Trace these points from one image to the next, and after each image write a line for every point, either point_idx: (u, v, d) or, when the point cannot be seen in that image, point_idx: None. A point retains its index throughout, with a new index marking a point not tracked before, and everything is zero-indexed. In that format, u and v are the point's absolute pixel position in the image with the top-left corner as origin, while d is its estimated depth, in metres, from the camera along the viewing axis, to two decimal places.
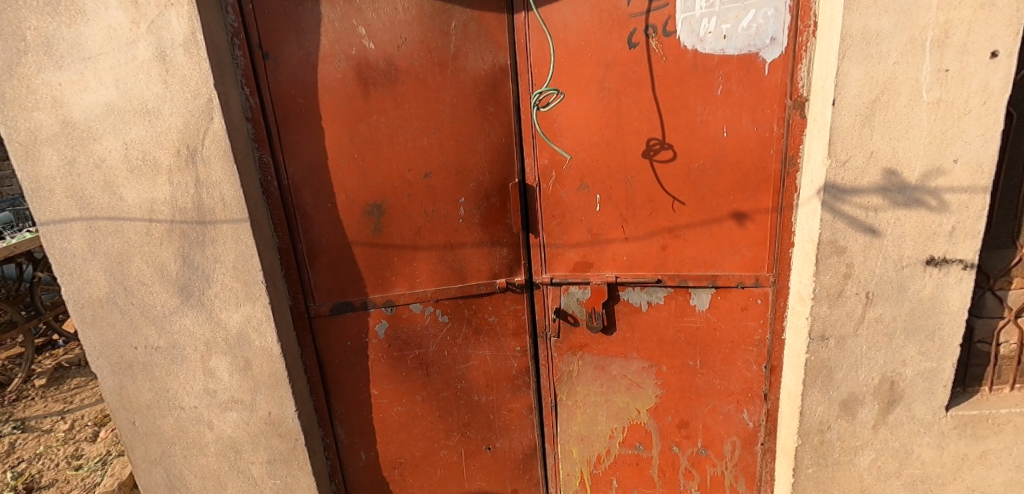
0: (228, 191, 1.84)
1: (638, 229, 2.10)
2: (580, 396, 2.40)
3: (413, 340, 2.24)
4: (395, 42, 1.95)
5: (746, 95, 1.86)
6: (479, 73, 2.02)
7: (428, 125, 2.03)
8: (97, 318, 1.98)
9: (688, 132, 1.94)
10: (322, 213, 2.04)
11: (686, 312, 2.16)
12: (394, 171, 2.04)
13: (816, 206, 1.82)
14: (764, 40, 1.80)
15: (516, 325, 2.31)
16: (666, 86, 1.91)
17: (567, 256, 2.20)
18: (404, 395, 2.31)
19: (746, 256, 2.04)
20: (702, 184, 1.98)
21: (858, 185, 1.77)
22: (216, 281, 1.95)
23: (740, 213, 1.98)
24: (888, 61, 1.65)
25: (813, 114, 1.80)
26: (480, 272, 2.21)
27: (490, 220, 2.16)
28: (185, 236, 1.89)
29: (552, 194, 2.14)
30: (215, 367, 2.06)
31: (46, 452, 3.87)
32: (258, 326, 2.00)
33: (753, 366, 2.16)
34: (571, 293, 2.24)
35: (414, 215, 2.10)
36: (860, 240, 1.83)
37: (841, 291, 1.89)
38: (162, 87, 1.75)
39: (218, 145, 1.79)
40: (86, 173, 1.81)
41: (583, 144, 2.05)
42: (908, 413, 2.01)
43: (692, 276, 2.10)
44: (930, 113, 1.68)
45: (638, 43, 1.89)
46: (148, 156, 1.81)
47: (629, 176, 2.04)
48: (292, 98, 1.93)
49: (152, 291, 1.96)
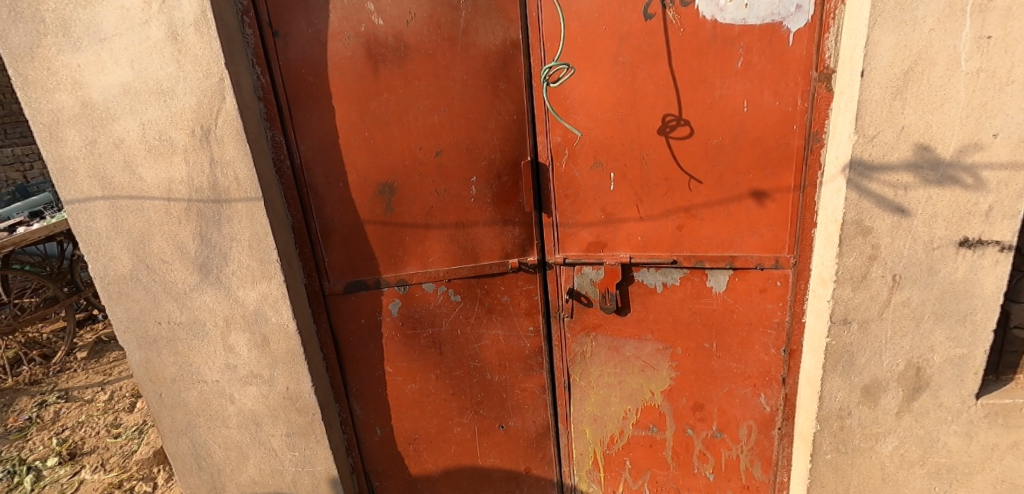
0: (242, 170, 1.86)
1: (653, 208, 2.04)
2: (593, 377, 2.39)
3: (425, 319, 2.25)
4: (404, 17, 1.91)
5: (768, 67, 1.77)
6: (490, 48, 1.97)
7: (438, 103, 2.00)
8: (123, 295, 2.06)
9: (706, 107, 1.86)
10: (334, 192, 2.05)
11: (702, 294, 2.12)
12: (405, 149, 2.03)
13: (840, 184, 1.73)
14: (789, 8, 1.70)
15: (529, 305, 2.30)
16: (683, 58, 1.83)
17: (580, 236, 2.17)
18: (418, 373, 2.34)
19: (766, 237, 1.96)
20: (720, 162, 1.91)
21: (886, 162, 1.68)
22: (233, 260, 1.99)
23: (760, 192, 1.91)
24: (923, 28, 1.54)
25: (840, 86, 1.70)
26: (492, 252, 2.20)
27: (502, 199, 2.13)
28: (202, 215, 1.93)
29: (565, 172, 2.10)
30: (234, 343, 2.12)
31: (88, 420, 4.09)
32: (274, 303, 2.04)
33: (771, 350, 2.11)
34: (584, 273, 2.22)
35: (425, 194, 2.09)
36: (887, 220, 1.74)
37: (865, 274, 1.82)
38: (175, 67, 1.77)
39: (231, 124, 1.81)
40: (106, 153, 1.86)
41: (596, 121, 1.99)
42: (934, 401, 1.94)
43: (708, 257, 2.04)
44: (968, 84, 1.57)
45: (654, 14, 1.81)
46: (164, 136, 1.84)
47: (644, 153, 1.98)
48: (302, 76, 1.92)
49: (173, 269, 2.01)
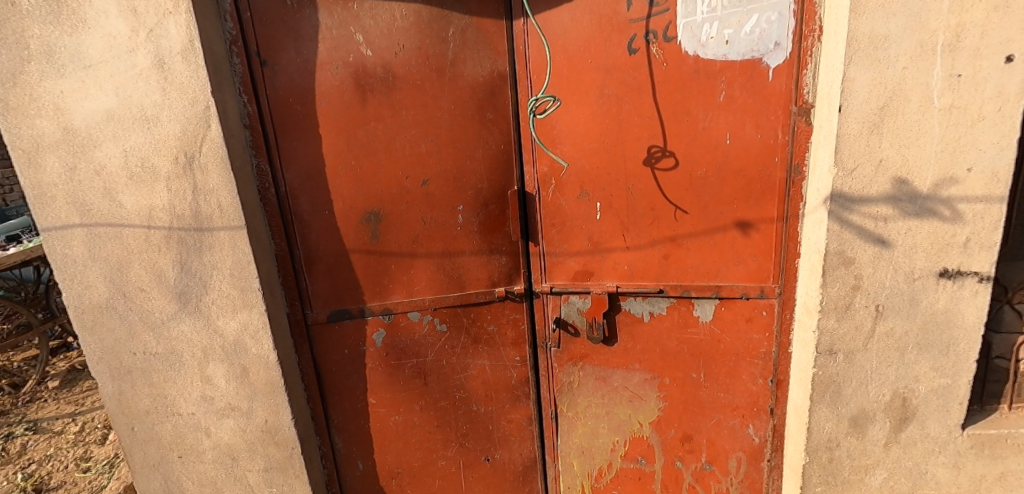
0: (225, 198, 1.84)
1: (639, 237, 2.05)
2: (581, 407, 2.35)
3: (410, 349, 2.21)
4: (393, 49, 1.94)
5: (749, 101, 1.79)
6: (477, 79, 2.00)
7: (425, 132, 2.01)
8: (98, 324, 2.00)
9: (690, 139, 1.89)
10: (319, 220, 2.03)
11: (689, 324, 2.11)
12: (392, 177, 2.03)
13: (822, 216, 1.76)
14: (768, 45, 1.73)
15: (515, 335, 2.28)
16: (666, 92, 1.86)
17: (567, 265, 2.17)
18: (402, 404, 2.28)
19: (750, 266, 1.98)
20: (705, 192, 1.93)
21: (866, 194, 1.71)
22: (213, 288, 1.95)
23: (745, 222, 1.93)
24: (897, 67, 1.59)
25: (819, 120, 1.73)
26: (479, 281, 2.18)
27: (489, 228, 2.13)
28: (183, 243, 1.90)
29: (552, 201, 2.11)
30: (212, 374, 2.06)
31: (56, 454, 3.92)
32: (254, 333, 1.99)
33: (759, 380, 2.10)
34: (571, 302, 2.21)
35: (412, 222, 2.08)
36: (869, 251, 1.77)
37: (849, 304, 1.83)
38: (160, 94, 1.76)
39: (215, 152, 1.80)
40: (87, 179, 1.83)
41: (582, 151, 2.01)
42: (921, 431, 1.94)
43: (695, 287, 2.05)
44: (942, 120, 1.62)
45: (638, 49, 1.85)
46: (146, 163, 1.82)
47: (630, 184, 2.00)
48: (289, 104, 1.92)
49: (151, 297, 1.96)
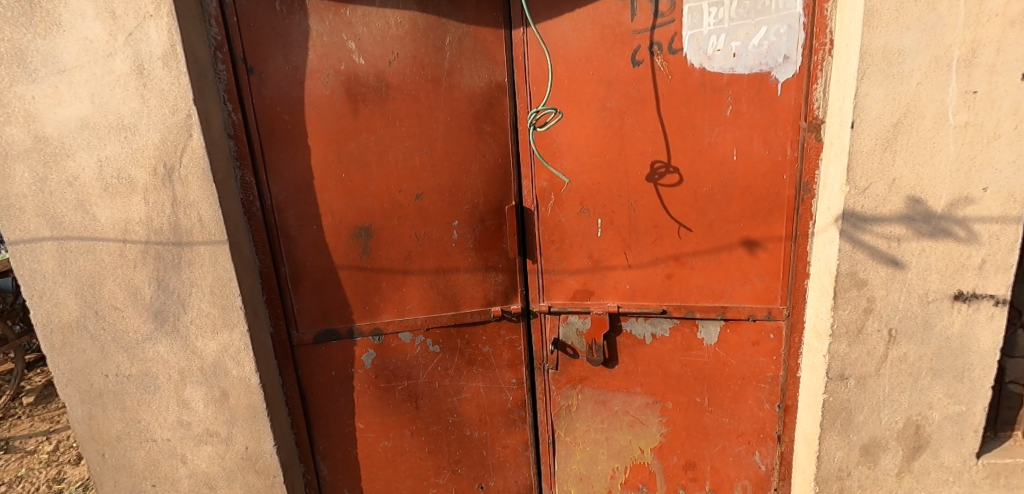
0: (206, 211, 1.74)
1: (641, 255, 1.97)
2: (579, 432, 2.25)
3: (401, 371, 2.10)
4: (387, 57, 1.86)
5: (757, 116, 1.73)
6: (474, 90, 1.93)
7: (419, 144, 1.93)
8: (67, 344, 1.87)
9: (696, 154, 1.82)
10: (306, 235, 1.93)
11: (693, 346, 2.03)
12: (384, 191, 1.94)
13: (834, 235, 1.69)
14: (777, 58, 1.67)
15: (511, 356, 2.18)
16: (671, 105, 1.79)
17: (566, 284, 2.08)
18: (392, 429, 2.16)
19: (757, 287, 1.90)
20: (711, 210, 1.86)
21: (879, 213, 1.64)
22: (192, 307, 1.84)
23: (752, 240, 1.85)
24: (911, 82, 1.53)
25: (830, 136, 1.67)
26: (474, 299, 2.08)
27: (485, 244, 2.04)
28: (160, 258, 1.79)
29: (551, 217, 2.02)
30: (189, 398, 1.94)
31: (27, 475, 3.73)
32: (235, 355, 1.88)
33: (766, 405, 2.01)
34: (570, 323, 2.11)
35: (404, 237, 1.98)
36: (882, 273, 1.70)
37: (861, 328, 1.75)
38: (139, 102, 1.66)
39: (197, 163, 1.70)
40: (58, 191, 1.72)
41: (583, 166, 1.94)
42: (935, 460, 1.86)
43: (699, 308, 1.96)
44: (957, 137, 1.56)
45: (642, 61, 1.78)
46: (123, 174, 1.72)
47: (632, 200, 1.92)
48: (276, 114, 1.83)
49: (125, 316, 1.85)
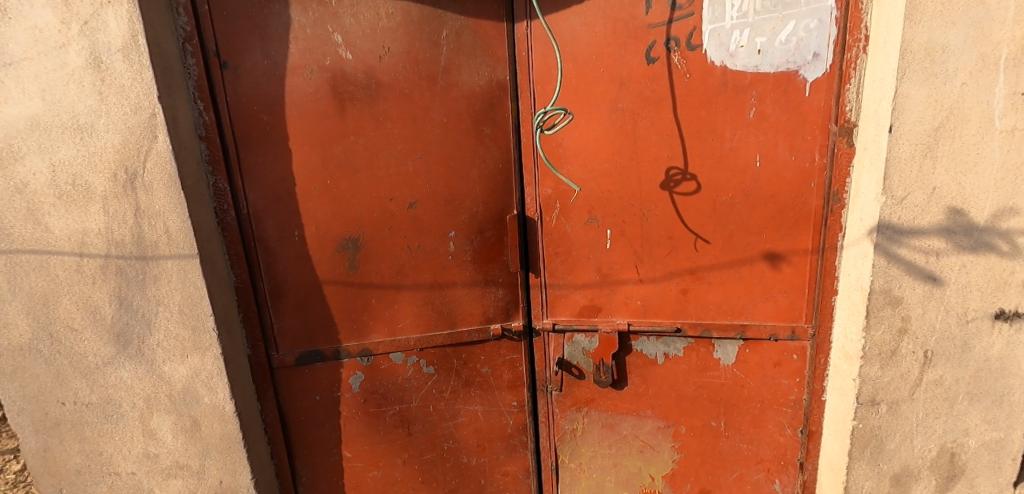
0: (174, 222, 1.56)
1: (654, 269, 1.82)
2: (585, 458, 2.09)
3: (393, 394, 1.93)
4: (377, 52, 1.69)
5: (783, 119, 1.59)
6: (473, 89, 1.76)
7: (413, 148, 1.76)
8: (17, 370, 1.64)
9: (715, 160, 1.67)
10: (288, 248, 1.75)
11: (709, 367, 1.88)
12: (374, 199, 1.77)
13: (867, 249, 1.55)
14: (806, 56, 1.53)
15: (512, 378, 2.01)
16: (690, 106, 1.64)
17: (572, 299, 1.92)
18: (382, 458, 1.98)
19: (780, 304, 1.75)
20: (731, 221, 1.71)
21: (917, 225, 1.50)
22: (158, 328, 1.65)
23: (775, 254, 1.71)
24: (955, 83, 1.39)
25: (864, 141, 1.53)
26: (472, 316, 1.92)
27: (485, 257, 1.88)
28: (122, 274, 1.60)
29: (556, 228, 1.87)
30: (156, 427, 1.74)
31: None
32: (208, 381, 1.69)
33: (787, 430, 1.87)
34: (576, 341, 1.95)
35: (396, 250, 1.81)
36: (918, 290, 1.56)
37: (895, 350, 1.61)
38: (96, 99, 1.48)
39: (163, 168, 1.52)
40: (4, 197, 1.50)
41: (591, 173, 1.78)
42: (970, 490, 1.72)
43: (717, 326, 1.82)
44: (1003, 143, 1.42)
45: (657, 57, 1.64)
46: (79, 181, 1.52)
47: (646, 209, 1.77)
48: (253, 113, 1.65)
49: (83, 338, 1.64)
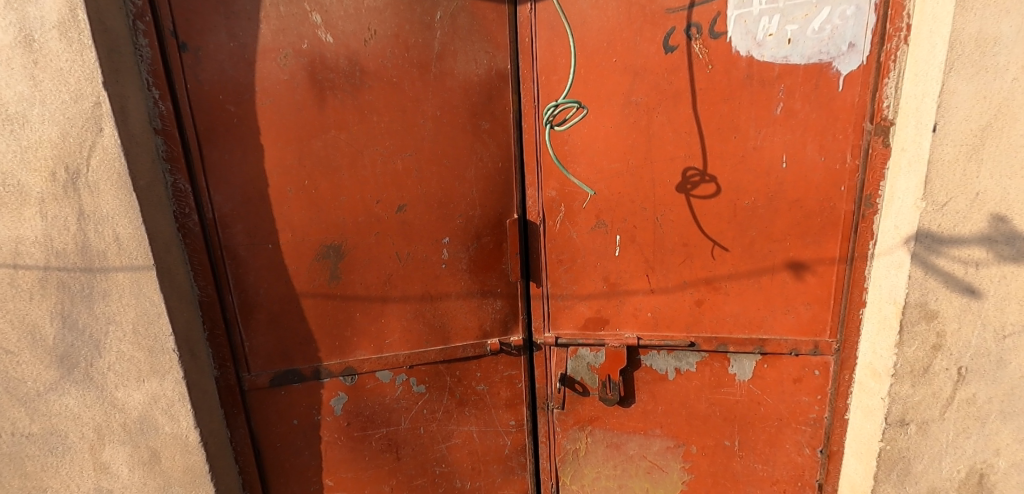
0: (125, 229, 1.35)
1: (666, 279, 1.67)
2: (587, 479, 1.93)
3: (379, 416, 1.75)
4: (362, 35, 1.50)
5: (813, 116, 1.45)
6: (470, 78, 1.58)
7: (402, 144, 1.57)
8: None
9: (737, 161, 1.53)
10: (260, 257, 1.55)
11: (723, 383, 1.73)
12: (358, 201, 1.57)
13: (902, 259, 1.40)
14: (840, 46, 1.40)
15: (511, 396, 1.85)
16: (710, 101, 1.50)
17: (577, 311, 1.76)
18: (368, 485, 1.80)
19: (803, 317, 1.62)
20: (752, 227, 1.57)
21: (957, 234, 1.33)
22: (110, 349, 1.44)
23: (799, 263, 1.57)
24: (1006, 78, 1.23)
25: (901, 141, 1.39)
26: (467, 330, 1.74)
27: (482, 265, 1.71)
28: (64, 288, 1.38)
29: (560, 233, 1.70)
30: (108, 461, 1.52)
31: None
32: (168, 408, 1.49)
33: (806, 450, 1.72)
34: (580, 356, 1.79)
35: (383, 258, 1.63)
36: (955, 303, 1.39)
37: (927, 367, 1.44)
38: (28, 84, 1.25)
39: (110, 166, 1.31)
40: None
41: (600, 173, 1.63)
42: None
43: (733, 340, 1.67)
44: None
45: (676, 46, 1.49)
46: (9, 180, 1.29)
47: (659, 214, 1.62)
48: (218, 103, 1.45)
49: (18, 363, 1.41)
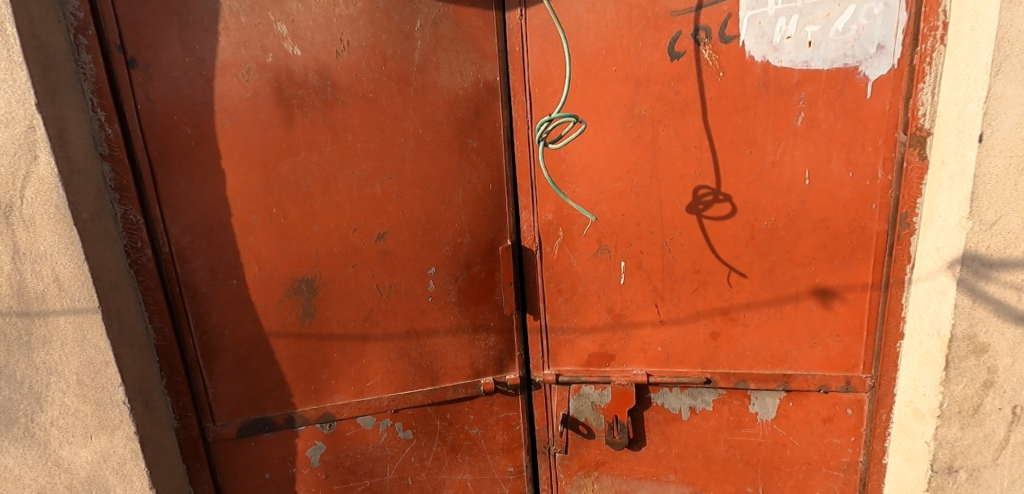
0: (66, 267, 1.19)
1: (677, 309, 1.50)
2: None
3: (361, 467, 1.57)
4: (334, 46, 1.36)
5: (838, 126, 1.31)
6: (455, 91, 1.44)
7: (381, 166, 1.42)
8: None
9: (754, 178, 1.38)
10: (223, 293, 1.40)
11: (744, 423, 1.56)
12: (333, 230, 1.42)
13: (946, 286, 1.22)
14: (867, 49, 1.25)
15: (508, 439, 1.67)
16: (722, 111, 1.35)
17: (579, 346, 1.59)
18: None
19: (832, 350, 1.45)
20: (773, 250, 1.41)
21: (1010, 257, 1.15)
22: (52, 402, 1.27)
23: (826, 290, 1.41)
24: None
25: (940, 153, 1.23)
26: (457, 369, 1.57)
27: (472, 297, 1.54)
28: None
29: (559, 260, 1.54)
30: None
31: None
32: (119, 467, 1.31)
33: None
34: (584, 394, 1.62)
35: (362, 292, 1.47)
36: (1008, 335, 1.19)
37: (977, 406, 1.24)
38: None
39: (47, 197, 1.16)
40: None
41: (601, 193, 1.47)
42: None
43: (754, 377, 1.50)
44: None
45: (682, 52, 1.35)
46: None
47: (668, 237, 1.46)
48: (174, 124, 1.30)
49: None
